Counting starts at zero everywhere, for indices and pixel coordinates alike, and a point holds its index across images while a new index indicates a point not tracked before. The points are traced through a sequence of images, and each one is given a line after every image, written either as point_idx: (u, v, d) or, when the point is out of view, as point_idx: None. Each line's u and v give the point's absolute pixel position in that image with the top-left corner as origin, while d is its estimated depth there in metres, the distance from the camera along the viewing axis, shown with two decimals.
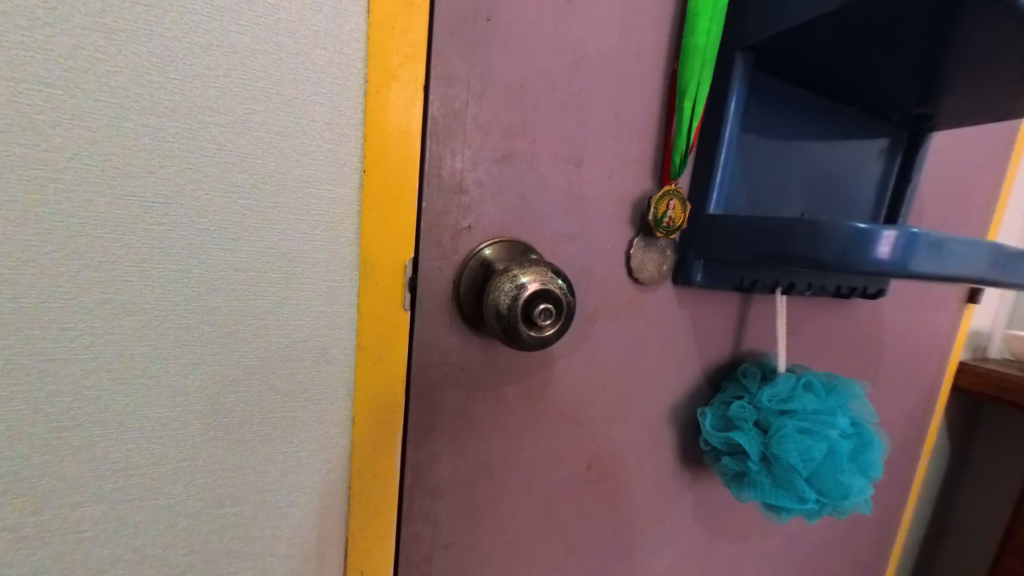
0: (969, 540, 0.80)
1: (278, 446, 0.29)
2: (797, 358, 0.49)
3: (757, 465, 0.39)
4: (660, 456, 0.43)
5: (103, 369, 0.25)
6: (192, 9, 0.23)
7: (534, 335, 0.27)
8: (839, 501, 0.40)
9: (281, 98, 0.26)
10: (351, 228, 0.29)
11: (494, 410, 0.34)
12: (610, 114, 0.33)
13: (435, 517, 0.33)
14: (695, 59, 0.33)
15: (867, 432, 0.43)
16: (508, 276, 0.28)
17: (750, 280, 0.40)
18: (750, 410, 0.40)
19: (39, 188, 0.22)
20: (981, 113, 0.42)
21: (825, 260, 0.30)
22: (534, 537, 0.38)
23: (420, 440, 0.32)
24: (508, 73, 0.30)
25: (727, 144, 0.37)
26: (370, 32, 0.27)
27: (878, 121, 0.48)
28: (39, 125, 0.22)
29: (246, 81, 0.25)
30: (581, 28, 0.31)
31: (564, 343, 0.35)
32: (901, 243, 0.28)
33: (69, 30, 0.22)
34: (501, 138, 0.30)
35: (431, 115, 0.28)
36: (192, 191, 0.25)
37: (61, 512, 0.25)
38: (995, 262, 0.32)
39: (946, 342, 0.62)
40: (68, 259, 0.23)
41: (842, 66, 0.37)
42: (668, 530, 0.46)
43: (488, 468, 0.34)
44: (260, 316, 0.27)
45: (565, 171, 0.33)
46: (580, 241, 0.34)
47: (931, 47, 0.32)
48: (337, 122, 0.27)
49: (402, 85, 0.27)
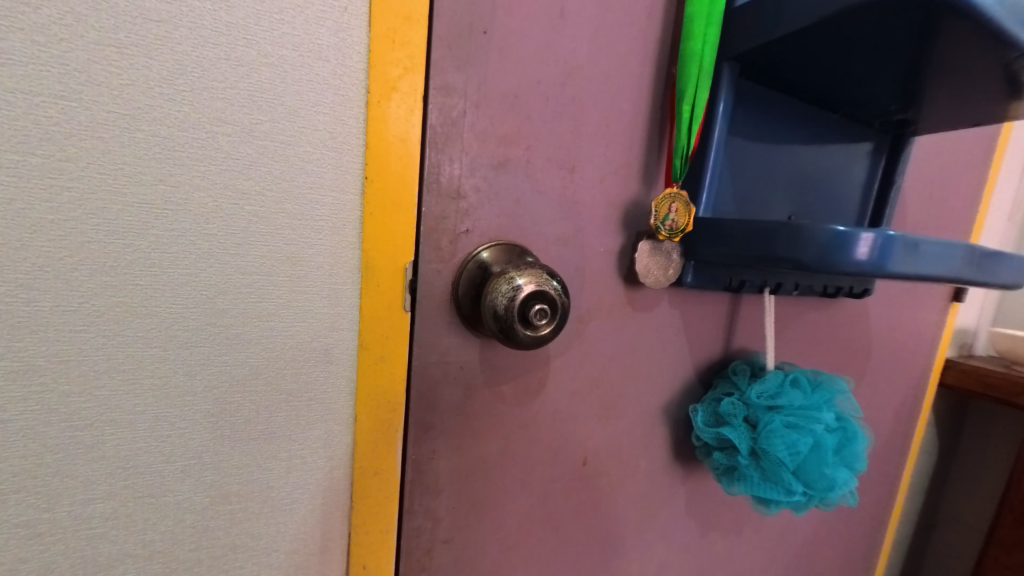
0: (957, 534, 0.82)
1: (282, 443, 0.30)
2: (786, 356, 0.50)
3: (745, 459, 0.40)
4: (653, 452, 0.44)
5: (115, 370, 0.26)
6: (202, 25, 0.24)
7: (530, 334, 0.29)
8: (825, 493, 0.41)
9: (286, 109, 0.27)
10: (353, 233, 0.30)
11: (492, 407, 0.35)
12: (602, 122, 0.35)
13: (435, 511, 0.34)
14: (691, 65, 0.34)
15: (852, 426, 0.44)
16: (505, 279, 0.29)
17: (739, 280, 0.41)
18: (738, 407, 0.41)
19: (53, 196, 0.23)
20: (960, 117, 0.43)
21: (807, 261, 0.31)
22: (531, 532, 0.39)
23: (420, 438, 0.33)
24: (504, 84, 0.31)
25: (716, 147, 0.38)
26: (371, 45, 0.28)
27: (862, 126, 0.49)
28: (53, 136, 0.23)
29: (252, 92, 0.26)
30: (573, 40, 0.32)
31: (559, 342, 0.37)
32: (878, 243, 0.30)
33: (83, 45, 0.23)
34: (497, 145, 0.31)
35: (430, 125, 0.29)
36: (200, 198, 0.26)
37: (75, 507, 0.26)
38: (970, 261, 0.34)
39: (932, 340, 0.64)
40: (82, 264, 0.24)
41: (825, 74, 0.39)
42: (661, 525, 0.47)
43: (487, 464, 0.36)
44: (266, 317, 0.29)
45: (558, 178, 0.34)
46: (574, 245, 0.36)
47: (907, 56, 0.34)
48: (339, 132, 0.28)
49: (402, 96, 0.29)
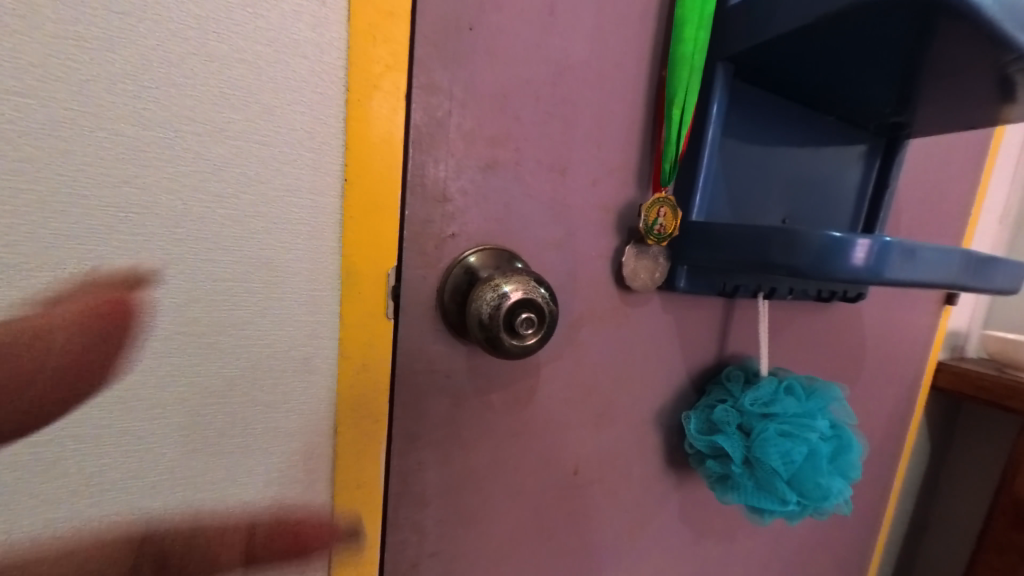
0: (948, 536, 0.82)
1: (259, 457, 0.29)
2: (780, 361, 0.49)
3: (739, 467, 0.40)
4: (647, 459, 0.43)
5: (79, 383, 0.24)
6: (169, 17, 0.23)
7: (516, 343, 0.28)
8: (819, 503, 0.40)
9: (262, 107, 0.26)
10: (333, 237, 0.28)
11: (479, 415, 0.34)
12: (594, 122, 0.34)
13: (422, 524, 0.33)
14: (682, 68, 0.34)
15: (846, 435, 0.43)
16: (491, 285, 0.28)
17: (733, 285, 0.40)
18: (732, 414, 0.41)
19: (9, 199, 0.22)
20: (954, 121, 0.43)
21: (802, 268, 0.31)
22: (521, 543, 0.38)
23: (405, 449, 0.32)
24: (492, 84, 0.30)
25: (709, 150, 0.38)
26: (351, 41, 0.27)
27: (857, 129, 0.49)
28: (9, 134, 0.21)
29: (223, 89, 0.25)
30: (565, 38, 0.31)
31: (550, 348, 0.36)
32: (874, 250, 0.29)
33: (40, 38, 0.21)
34: (484, 147, 0.30)
35: (415, 124, 0.28)
36: (168, 201, 0.25)
37: (35, 528, 0.24)
38: (967, 268, 0.33)
39: (924, 343, 0.64)
40: (39, 271, 0.23)
41: (821, 75, 0.38)
42: (653, 534, 0.46)
43: (475, 474, 0.35)
44: (240, 326, 0.27)
45: (549, 181, 0.33)
46: (565, 249, 0.35)
47: (904, 57, 0.33)
48: (318, 131, 0.27)
49: (384, 94, 0.27)
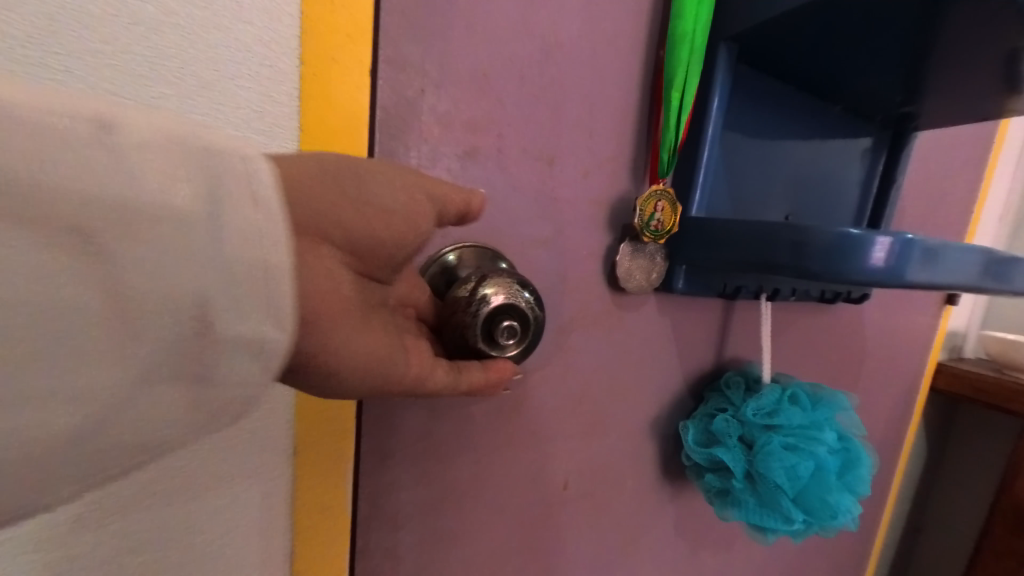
0: (943, 538, 0.81)
1: (215, 481, 0.26)
2: (781, 365, 0.47)
3: (740, 482, 0.37)
4: (642, 470, 0.40)
5: None
6: None
7: (495, 353, 0.26)
8: (824, 519, 0.38)
9: (199, 81, 0.22)
10: None
11: (460, 429, 0.31)
12: (585, 108, 0.31)
13: (397, 549, 0.30)
14: (681, 48, 0.31)
15: (853, 446, 0.41)
16: (467, 287, 0.25)
17: (734, 286, 0.38)
18: (733, 425, 0.38)
19: None
20: (965, 113, 0.40)
21: (815, 270, 0.28)
22: (507, 563, 0.35)
23: (375, 469, 0.28)
24: (471, 61, 0.26)
25: (710, 141, 0.35)
26: (305, 7, 0.23)
27: (863, 121, 0.46)
28: None
29: (153, 59, 0.21)
30: (553, 12, 0.28)
31: (537, 355, 0.33)
32: (895, 250, 0.27)
33: None
34: (462, 132, 0.27)
35: (381, 104, 0.24)
36: None
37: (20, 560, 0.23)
38: (987, 271, 0.31)
39: (925, 344, 0.62)
40: None
41: (829, 61, 0.35)
42: (648, 548, 0.44)
43: (455, 493, 0.32)
44: None
45: (536, 171, 0.30)
46: (553, 247, 0.31)
47: (917, 44, 0.30)
48: (268, 110, 0.24)
49: (344, 68, 0.24)
